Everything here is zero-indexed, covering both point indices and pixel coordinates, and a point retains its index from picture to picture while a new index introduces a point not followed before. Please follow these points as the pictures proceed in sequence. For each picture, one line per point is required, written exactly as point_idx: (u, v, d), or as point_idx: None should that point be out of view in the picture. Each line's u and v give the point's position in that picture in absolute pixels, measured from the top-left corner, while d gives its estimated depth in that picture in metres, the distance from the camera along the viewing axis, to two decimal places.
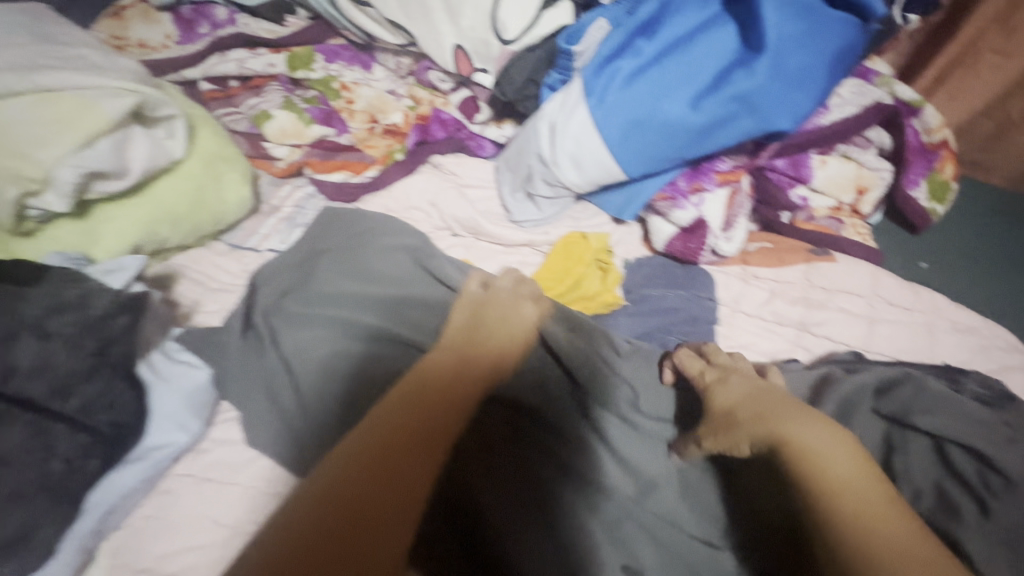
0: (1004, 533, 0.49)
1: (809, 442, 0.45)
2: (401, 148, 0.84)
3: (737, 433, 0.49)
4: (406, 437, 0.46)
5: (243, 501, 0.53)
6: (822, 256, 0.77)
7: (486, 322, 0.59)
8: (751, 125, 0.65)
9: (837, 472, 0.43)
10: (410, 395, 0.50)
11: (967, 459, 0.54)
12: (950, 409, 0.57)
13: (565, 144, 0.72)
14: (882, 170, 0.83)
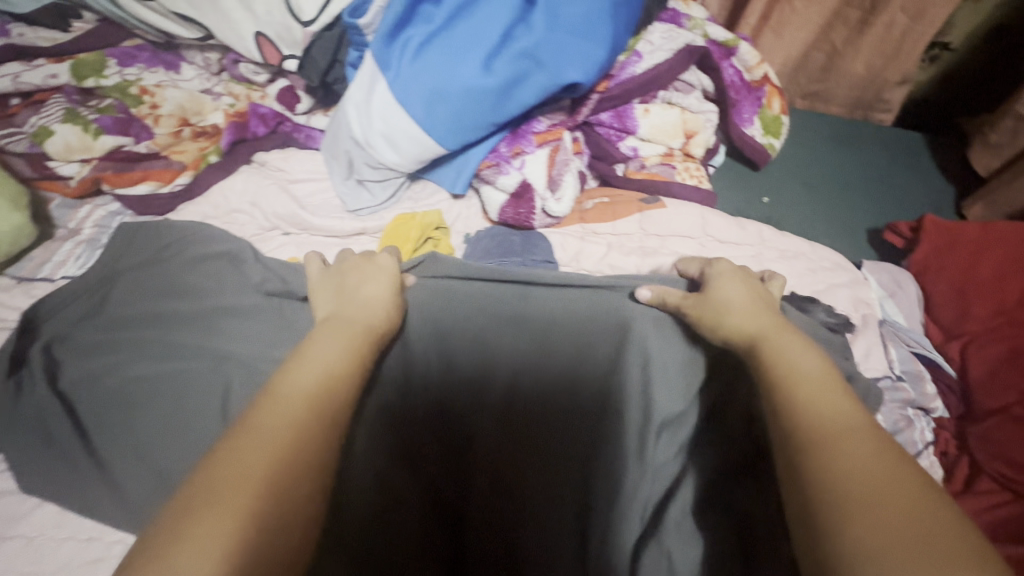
0: None
1: (789, 350, 0.46)
2: (215, 149, 0.78)
3: (737, 308, 0.52)
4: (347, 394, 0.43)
5: (26, 552, 0.52)
6: (653, 203, 0.78)
7: (345, 291, 0.55)
8: (545, 80, 0.64)
9: (799, 369, 0.43)
10: (350, 353, 0.47)
11: None
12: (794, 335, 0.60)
13: (374, 124, 0.69)
14: (705, 112, 0.84)
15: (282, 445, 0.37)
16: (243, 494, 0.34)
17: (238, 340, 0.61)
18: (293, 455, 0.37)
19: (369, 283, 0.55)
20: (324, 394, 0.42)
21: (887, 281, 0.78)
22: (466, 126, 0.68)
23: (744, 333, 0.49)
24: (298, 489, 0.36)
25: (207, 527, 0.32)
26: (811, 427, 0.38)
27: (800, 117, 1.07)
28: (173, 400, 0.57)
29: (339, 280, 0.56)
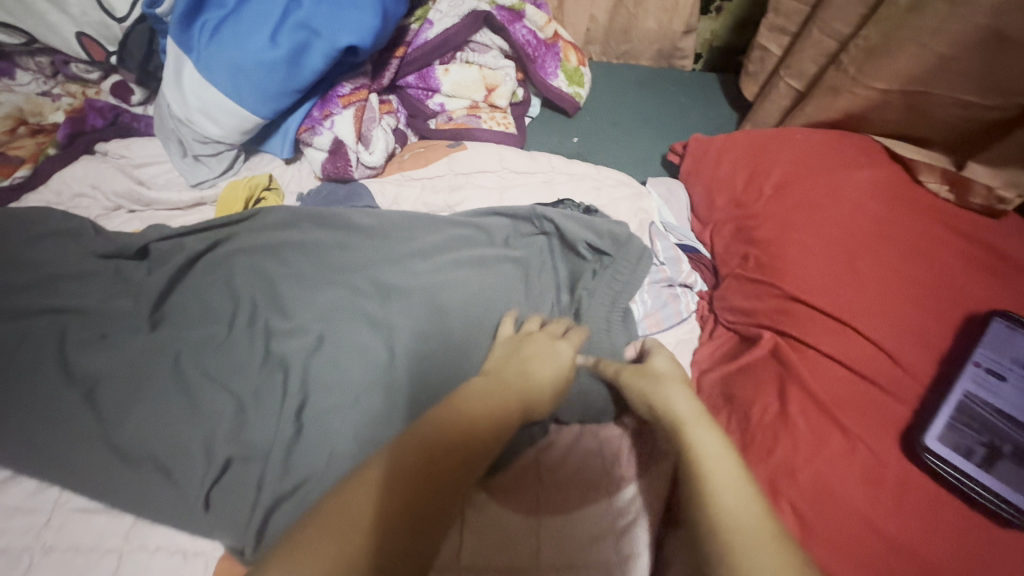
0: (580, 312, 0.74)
1: (697, 434, 0.45)
2: (54, 143, 0.85)
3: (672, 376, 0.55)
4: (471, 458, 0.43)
5: None
6: (456, 147, 0.91)
7: (528, 357, 0.59)
8: (324, 46, 0.75)
9: (711, 459, 0.42)
10: (479, 410, 0.47)
11: (569, 276, 0.78)
12: (552, 241, 0.80)
13: (191, 103, 0.79)
14: (502, 68, 0.98)
15: (415, 505, 0.38)
16: (339, 546, 0.34)
17: (81, 295, 0.69)
18: (416, 512, 0.38)
19: (540, 360, 0.58)
20: (448, 458, 0.42)
21: (663, 192, 0.94)
22: (270, 94, 0.78)
23: (679, 412, 0.49)
24: (408, 535, 0.37)
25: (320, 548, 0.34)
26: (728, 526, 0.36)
27: (615, 73, 1.22)
28: (25, 353, 0.64)
29: (512, 351, 0.60)
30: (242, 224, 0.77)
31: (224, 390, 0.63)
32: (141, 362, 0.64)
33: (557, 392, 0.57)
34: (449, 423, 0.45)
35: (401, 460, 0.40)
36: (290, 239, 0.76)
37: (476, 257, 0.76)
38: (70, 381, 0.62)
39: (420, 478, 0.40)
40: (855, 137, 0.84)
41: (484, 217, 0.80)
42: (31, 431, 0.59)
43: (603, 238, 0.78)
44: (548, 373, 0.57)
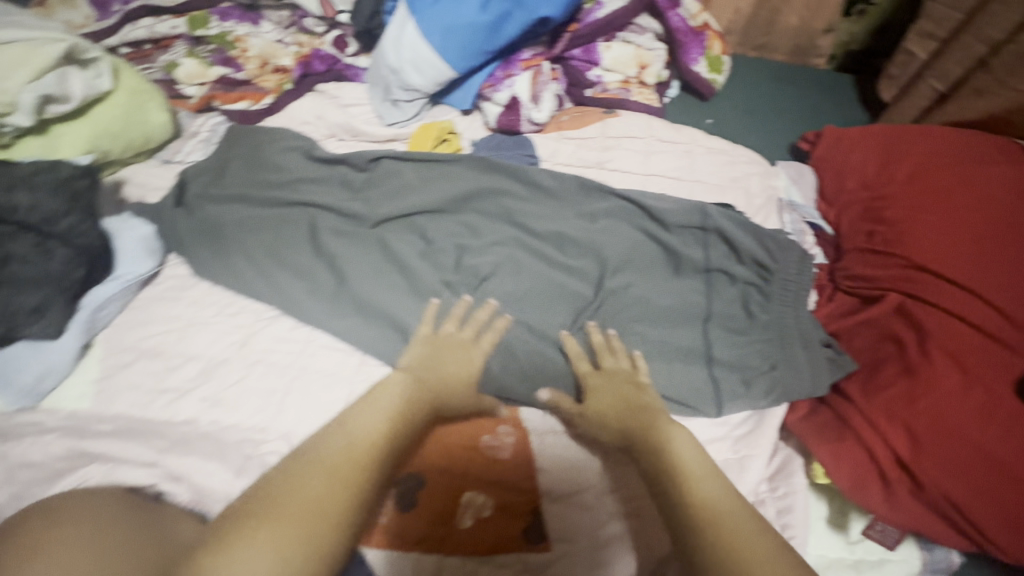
0: (728, 284, 0.83)
1: (673, 431, 0.66)
2: (289, 80, 1.07)
3: (609, 393, 0.72)
4: (383, 450, 0.59)
5: (195, 301, 0.78)
6: (610, 114, 1.05)
7: (440, 367, 0.71)
8: (524, 16, 0.92)
9: (688, 456, 0.63)
10: (392, 423, 0.62)
11: (724, 278, 0.84)
12: (719, 242, 0.86)
13: (405, 54, 0.97)
14: (657, 49, 1.10)
15: (352, 485, 0.55)
16: (283, 518, 0.49)
17: (318, 196, 0.88)
18: (348, 494, 0.54)
19: (455, 368, 0.72)
20: (368, 454, 0.58)
21: (792, 172, 1.02)
22: (470, 51, 0.94)
23: (620, 419, 0.69)
24: (336, 515, 0.52)
25: (276, 527, 0.49)
26: (701, 501, 0.57)
27: (749, 66, 1.31)
28: (283, 235, 0.84)
29: (434, 359, 0.72)
30: (444, 173, 0.93)
31: (431, 279, 0.81)
32: (367, 250, 0.84)
33: (470, 391, 0.71)
34: (346, 438, 0.59)
35: (308, 463, 0.56)
36: (478, 177, 0.93)
37: (635, 234, 0.87)
38: (316, 259, 0.82)
39: (350, 470, 0.55)
40: (992, 137, 0.90)
41: (639, 195, 0.90)
42: (290, 290, 0.79)
43: (768, 242, 0.85)
44: (455, 373, 0.71)
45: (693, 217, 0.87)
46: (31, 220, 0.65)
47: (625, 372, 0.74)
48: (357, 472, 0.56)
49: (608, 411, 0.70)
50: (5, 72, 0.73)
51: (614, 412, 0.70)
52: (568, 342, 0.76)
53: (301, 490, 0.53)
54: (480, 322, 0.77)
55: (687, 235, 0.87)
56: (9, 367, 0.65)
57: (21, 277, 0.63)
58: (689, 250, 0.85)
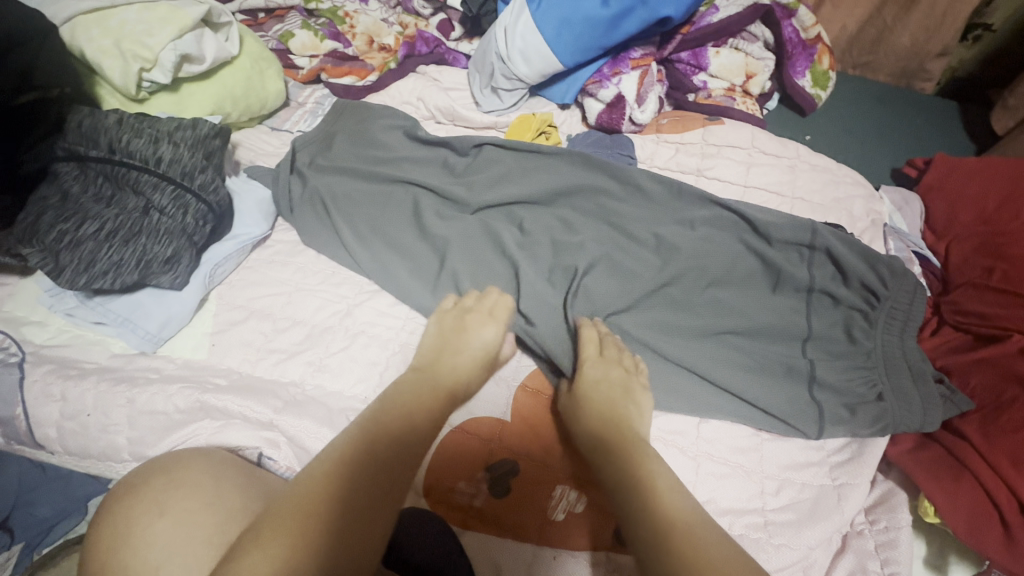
0: (831, 306, 0.81)
1: (645, 447, 0.62)
2: (394, 60, 1.08)
3: (610, 386, 0.69)
4: (389, 453, 0.53)
5: (300, 267, 0.80)
6: (714, 121, 1.01)
7: (457, 343, 0.70)
8: (645, 14, 0.91)
9: (661, 467, 0.59)
10: (398, 405, 0.59)
11: (827, 301, 0.81)
12: (823, 264, 0.83)
13: (515, 43, 0.96)
14: (765, 59, 1.07)
15: (358, 471, 0.50)
16: (284, 526, 0.45)
17: (420, 176, 0.88)
18: (344, 481, 0.49)
19: (467, 350, 0.69)
20: (374, 437, 0.54)
21: (897, 199, 0.98)
22: (582, 46, 0.95)
23: (607, 415, 0.66)
24: (339, 507, 0.47)
25: (275, 538, 0.44)
26: (666, 514, 0.53)
27: (851, 85, 1.27)
28: (386, 213, 0.85)
29: (444, 336, 0.71)
30: (545, 164, 0.92)
31: (529, 270, 0.81)
32: (467, 235, 0.84)
33: (475, 373, 0.69)
34: (353, 428, 0.55)
35: (323, 460, 0.51)
36: (579, 170, 0.92)
37: (737, 246, 0.86)
38: (416, 237, 0.83)
39: (353, 456, 0.51)
40: None
41: (742, 206, 0.88)
42: (391, 266, 0.79)
43: (881, 268, 0.82)
44: (466, 362, 0.69)
45: (800, 236, 0.84)
46: (170, 173, 0.67)
47: (624, 369, 0.72)
48: (366, 464, 0.51)
49: (598, 408, 0.67)
50: (151, 30, 0.77)
51: (599, 410, 0.66)
52: (586, 326, 0.75)
53: (301, 488, 0.48)
54: (487, 299, 0.76)
55: (791, 253, 0.84)
56: (138, 312, 0.68)
57: (160, 228, 0.66)
58: (793, 268, 0.83)
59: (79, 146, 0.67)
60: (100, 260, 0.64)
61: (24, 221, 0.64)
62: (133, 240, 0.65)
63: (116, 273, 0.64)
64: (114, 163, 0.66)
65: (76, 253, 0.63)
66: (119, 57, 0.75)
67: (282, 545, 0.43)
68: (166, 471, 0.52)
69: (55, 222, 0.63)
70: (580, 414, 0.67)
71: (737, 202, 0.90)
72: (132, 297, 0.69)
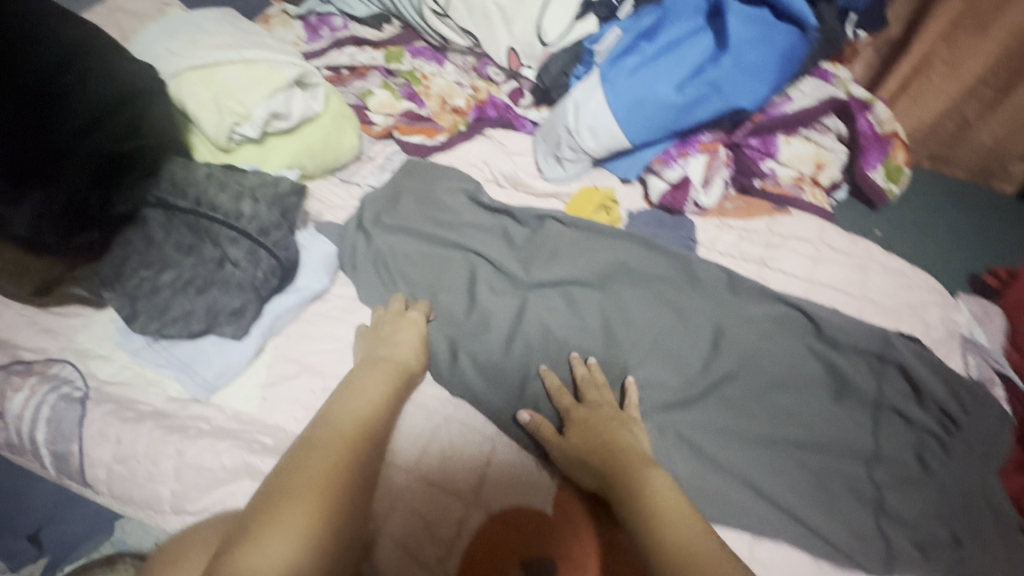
0: (903, 426, 0.75)
1: (647, 470, 0.63)
2: (464, 122, 1.12)
3: (596, 425, 0.69)
4: (368, 436, 0.61)
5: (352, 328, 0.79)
6: (781, 211, 1.00)
7: (385, 338, 0.75)
8: (720, 104, 0.90)
9: (663, 491, 0.60)
10: (366, 395, 0.65)
11: (898, 420, 0.76)
12: (894, 380, 0.78)
13: (585, 118, 0.97)
14: (836, 149, 1.05)
15: (346, 458, 0.58)
16: (296, 504, 0.51)
17: (480, 243, 0.90)
18: (339, 466, 0.56)
19: (399, 335, 0.75)
20: (353, 423, 0.61)
21: (976, 311, 0.94)
22: (654, 127, 0.95)
23: (599, 444, 0.67)
24: (337, 484, 0.55)
25: (294, 518, 0.50)
26: (676, 533, 0.55)
27: (923, 179, 1.23)
28: (445, 278, 0.86)
29: (376, 336, 0.75)
30: (605, 241, 0.92)
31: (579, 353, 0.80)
32: (520, 309, 0.83)
33: (415, 347, 0.74)
34: (330, 419, 0.62)
35: (308, 447, 0.58)
36: (637, 246, 0.92)
37: (801, 349, 0.82)
38: (469, 305, 0.84)
39: (337, 441, 0.59)
40: None
41: (806, 305, 0.86)
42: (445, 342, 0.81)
43: (961, 392, 0.77)
44: (403, 341, 0.74)
45: (869, 347, 0.80)
46: (248, 228, 0.70)
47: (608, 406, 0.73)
48: (352, 447, 0.59)
49: (583, 444, 0.67)
50: (248, 89, 0.82)
51: (591, 446, 0.67)
52: (549, 375, 0.76)
53: (301, 474, 0.54)
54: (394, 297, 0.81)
55: (860, 362, 0.80)
56: (198, 359, 0.69)
57: (232, 280, 0.69)
58: (857, 378, 0.79)
59: (167, 194, 0.70)
60: (173, 308, 0.67)
61: (112, 264, 0.68)
62: (205, 291, 0.68)
63: (186, 321, 0.68)
64: (198, 214, 0.69)
65: (153, 300, 0.67)
66: (215, 112, 0.80)
67: (299, 524, 0.50)
68: (195, 539, 0.56)
69: (137, 268, 0.68)
70: (574, 461, 0.68)
71: (801, 300, 0.87)
72: (196, 343, 0.70)
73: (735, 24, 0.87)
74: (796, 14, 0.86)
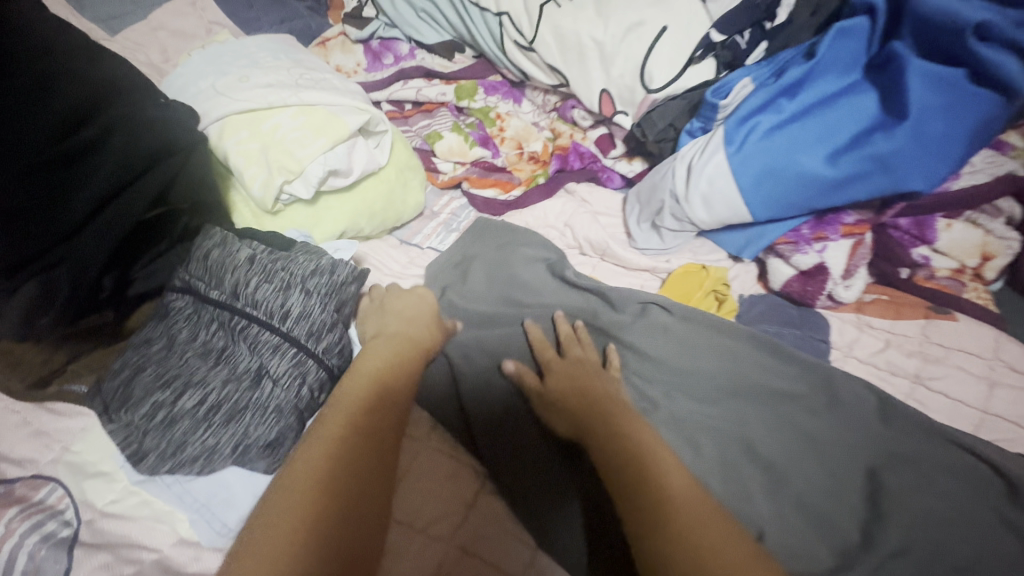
0: None
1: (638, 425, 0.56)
2: (544, 174, 0.95)
3: (582, 374, 0.64)
4: (384, 398, 0.54)
5: None
6: (942, 314, 0.80)
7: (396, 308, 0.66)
8: (886, 182, 0.72)
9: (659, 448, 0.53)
10: (390, 361, 0.58)
11: None
12: None
13: (699, 184, 0.79)
14: (1012, 240, 0.81)
15: (356, 418, 0.51)
16: (299, 468, 0.45)
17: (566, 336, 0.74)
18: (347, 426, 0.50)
19: (410, 306, 0.67)
20: (372, 388, 0.54)
21: None
22: (786, 203, 0.77)
23: (582, 394, 0.61)
24: (350, 444, 0.49)
25: (294, 489, 0.44)
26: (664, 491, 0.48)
27: None
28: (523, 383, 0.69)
29: (379, 303, 0.68)
30: (718, 340, 0.75)
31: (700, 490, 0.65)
32: None
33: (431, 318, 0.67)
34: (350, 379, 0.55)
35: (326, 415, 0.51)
36: (757, 348, 0.74)
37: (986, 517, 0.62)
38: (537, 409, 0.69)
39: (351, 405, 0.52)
40: None
41: (992, 453, 0.66)
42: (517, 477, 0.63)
43: None
44: (422, 315, 0.66)
45: None
46: (295, 331, 0.56)
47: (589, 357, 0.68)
48: (368, 411, 0.52)
49: (565, 386, 0.63)
50: (304, 141, 0.67)
51: (579, 394, 0.61)
52: (533, 327, 0.71)
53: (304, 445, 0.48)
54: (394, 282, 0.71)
55: None
56: (218, 498, 0.54)
57: (268, 403, 0.54)
58: None
59: (197, 280, 0.58)
60: (191, 444, 0.53)
61: (122, 374, 0.55)
62: (233, 421, 0.53)
63: (207, 460, 0.53)
64: (234, 311, 0.56)
65: (166, 433, 0.53)
66: (263, 166, 0.66)
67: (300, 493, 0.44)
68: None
69: (149, 389, 0.54)
70: (550, 406, 0.63)
71: (981, 442, 0.67)
72: (216, 477, 0.54)
73: (917, 85, 0.69)
74: (1002, 77, 0.66)
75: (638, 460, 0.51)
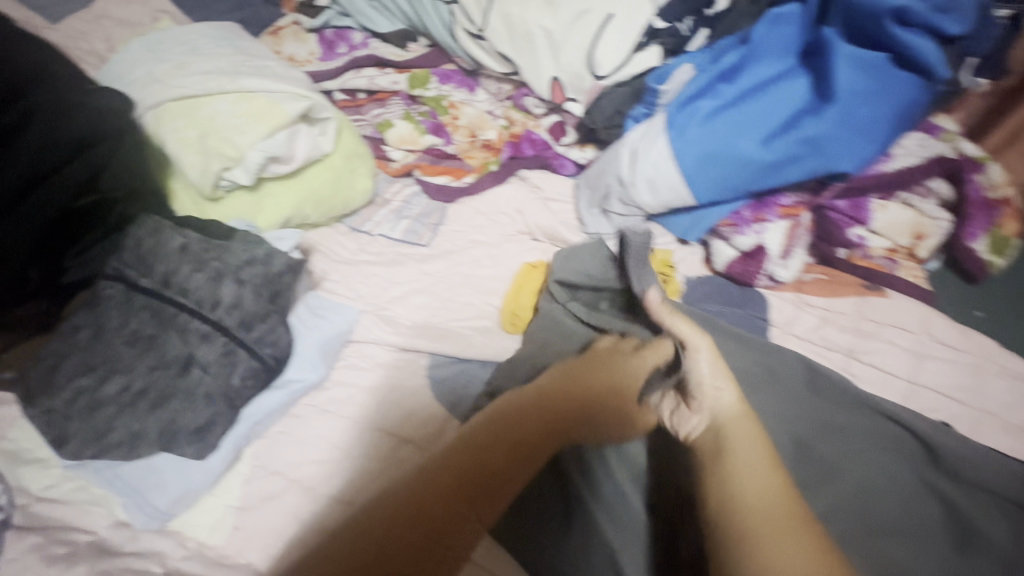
0: None
1: (736, 448, 0.44)
2: (495, 161, 0.95)
3: (722, 389, 0.50)
4: (446, 477, 0.45)
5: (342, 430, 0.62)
6: (874, 291, 0.84)
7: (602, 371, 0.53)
8: (817, 164, 0.74)
9: (752, 476, 0.41)
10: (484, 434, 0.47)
11: None
12: None
13: (641, 168, 0.81)
14: (941, 219, 0.85)
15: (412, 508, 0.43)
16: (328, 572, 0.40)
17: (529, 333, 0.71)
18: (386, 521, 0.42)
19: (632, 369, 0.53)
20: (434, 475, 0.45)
21: None
22: (725, 187, 0.79)
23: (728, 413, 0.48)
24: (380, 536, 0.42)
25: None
26: (742, 504, 0.39)
27: None
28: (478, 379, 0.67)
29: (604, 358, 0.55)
30: None
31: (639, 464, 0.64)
32: None
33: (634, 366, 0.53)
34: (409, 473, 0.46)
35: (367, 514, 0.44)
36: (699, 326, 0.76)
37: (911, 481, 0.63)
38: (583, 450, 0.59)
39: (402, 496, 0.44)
40: None
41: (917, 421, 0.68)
42: None
43: None
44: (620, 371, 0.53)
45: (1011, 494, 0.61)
46: (225, 320, 0.60)
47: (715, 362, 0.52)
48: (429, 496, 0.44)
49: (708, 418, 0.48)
50: (242, 127, 0.67)
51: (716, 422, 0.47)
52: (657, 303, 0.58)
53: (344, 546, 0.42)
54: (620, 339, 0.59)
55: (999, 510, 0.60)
56: (149, 480, 0.56)
57: (197, 389, 0.58)
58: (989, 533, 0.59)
59: (130, 268, 0.62)
60: (116, 429, 0.57)
61: (47, 362, 0.60)
62: (159, 408, 0.58)
63: (131, 444, 0.56)
64: (164, 299, 0.61)
65: (92, 418, 0.57)
66: (201, 153, 0.67)
67: None
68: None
69: (73, 375, 0.59)
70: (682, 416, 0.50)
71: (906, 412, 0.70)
72: (148, 461, 0.57)
73: (843, 70, 0.72)
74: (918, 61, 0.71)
75: (723, 488, 0.41)
